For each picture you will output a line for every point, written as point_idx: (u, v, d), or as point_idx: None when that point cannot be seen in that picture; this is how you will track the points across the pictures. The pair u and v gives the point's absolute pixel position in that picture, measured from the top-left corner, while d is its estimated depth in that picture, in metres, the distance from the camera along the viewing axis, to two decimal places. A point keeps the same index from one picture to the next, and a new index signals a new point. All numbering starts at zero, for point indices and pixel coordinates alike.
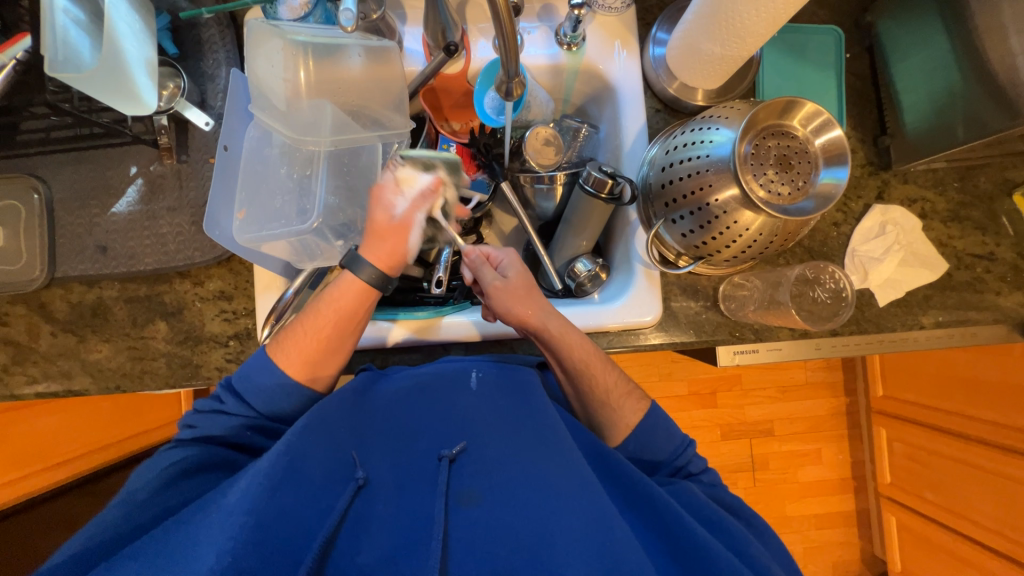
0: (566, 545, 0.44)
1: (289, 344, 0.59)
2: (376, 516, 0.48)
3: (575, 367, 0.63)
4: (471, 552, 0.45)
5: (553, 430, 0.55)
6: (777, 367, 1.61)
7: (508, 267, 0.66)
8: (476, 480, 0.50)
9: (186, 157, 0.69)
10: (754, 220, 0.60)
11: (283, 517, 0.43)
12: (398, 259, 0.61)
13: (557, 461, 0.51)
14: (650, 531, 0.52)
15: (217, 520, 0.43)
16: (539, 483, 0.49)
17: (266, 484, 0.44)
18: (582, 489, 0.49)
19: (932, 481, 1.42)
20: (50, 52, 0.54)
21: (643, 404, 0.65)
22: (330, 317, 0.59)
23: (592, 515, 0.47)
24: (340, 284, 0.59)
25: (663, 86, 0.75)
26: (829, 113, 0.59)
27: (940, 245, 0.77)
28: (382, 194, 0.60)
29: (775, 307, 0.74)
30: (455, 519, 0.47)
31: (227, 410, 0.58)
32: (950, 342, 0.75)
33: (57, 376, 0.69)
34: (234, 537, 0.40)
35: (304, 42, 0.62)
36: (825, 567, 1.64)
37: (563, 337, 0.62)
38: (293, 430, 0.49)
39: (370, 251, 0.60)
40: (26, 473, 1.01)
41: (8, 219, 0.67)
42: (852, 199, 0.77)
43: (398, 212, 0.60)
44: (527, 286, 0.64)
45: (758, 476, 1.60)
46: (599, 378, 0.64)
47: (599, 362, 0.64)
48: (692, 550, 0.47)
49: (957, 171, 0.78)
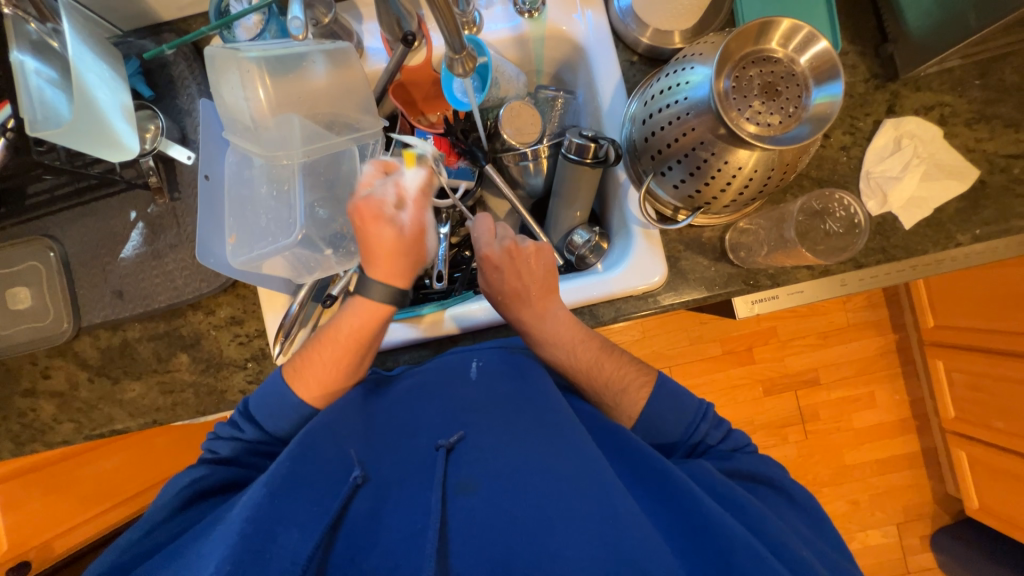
0: (565, 528, 0.44)
1: (306, 374, 0.59)
2: (375, 514, 0.48)
3: (577, 354, 0.64)
4: (468, 540, 0.45)
5: (556, 415, 0.54)
6: (814, 312, 1.53)
7: (490, 271, 0.63)
8: (473, 468, 0.50)
9: (178, 194, 0.71)
10: (748, 158, 0.56)
11: (281, 524, 0.44)
12: (399, 252, 0.58)
13: (557, 444, 0.51)
14: (657, 504, 0.50)
15: (221, 532, 0.44)
16: (540, 466, 0.49)
17: (265, 492, 0.46)
18: (582, 465, 0.48)
19: (1001, 408, 1.32)
20: (29, 113, 0.57)
21: (648, 384, 0.63)
22: (354, 344, 0.59)
23: (593, 490, 0.46)
24: (359, 309, 0.59)
25: (635, 36, 0.71)
26: (811, 26, 0.53)
27: (967, 151, 0.70)
28: (391, 181, 0.60)
29: (785, 247, 0.69)
30: (453, 507, 0.47)
31: (245, 438, 0.60)
32: (993, 257, 0.69)
33: (101, 420, 0.73)
34: (230, 545, 0.42)
35: (256, 58, 0.60)
36: (896, 513, 1.55)
37: (569, 331, 0.63)
38: (297, 438, 0.51)
39: (380, 269, 0.59)
40: (102, 509, 1.11)
41: (31, 281, 0.71)
42: (859, 118, 0.71)
43: (410, 191, 0.60)
44: (540, 283, 0.64)
45: (809, 428, 1.54)
46: (603, 368, 0.63)
47: (597, 348, 0.64)
48: (705, 526, 0.46)
49: (978, 66, 0.70)
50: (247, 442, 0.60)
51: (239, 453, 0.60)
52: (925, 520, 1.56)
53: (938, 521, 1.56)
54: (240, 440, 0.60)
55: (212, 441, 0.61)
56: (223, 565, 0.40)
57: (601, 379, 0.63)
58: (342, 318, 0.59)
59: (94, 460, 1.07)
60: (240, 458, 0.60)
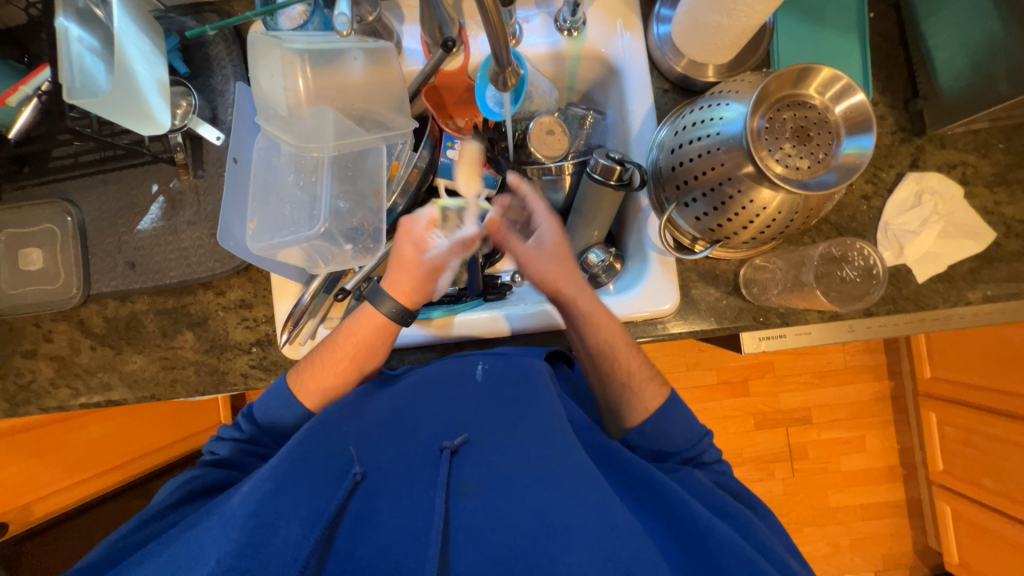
0: (567, 535, 0.44)
1: (307, 377, 0.61)
2: (374, 511, 0.48)
3: (599, 347, 0.62)
4: (468, 542, 0.45)
5: (556, 425, 0.54)
6: (813, 352, 1.54)
7: (526, 265, 0.66)
8: (476, 471, 0.50)
9: (201, 172, 0.72)
10: (772, 199, 0.56)
11: (281, 518, 0.45)
12: (421, 295, 0.63)
13: (558, 453, 0.51)
14: (653, 512, 0.50)
15: (220, 525, 0.44)
16: (542, 475, 0.49)
17: (268, 485, 0.46)
18: (584, 475, 0.49)
19: (991, 467, 1.33)
20: (68, 81, 0.57)
21: (661, 392, 0.62)
22: (354, 351, 0.61)
23: (593, 501, 0.46)
24: (365, 316, 0.61)
25: (670, 65, 0.72)
26: (849, 78, 0.54)
27: (985, 213, 0.71)
28: (461, 239, 0.64)
29: (800, 289, 0.70)
30: (455, 511, 0.48)
31: (241, 436, 0.61)
32: (1002, 319, 0.69)
33: (98, 388, 0.73)
34: (234, 539, 0.42)
35: (300, 49, 0.61)
36: (874, 560, 1.55)
37: (605, 320, 0.62)
38: (297, 436, 0.51)
39: (396, 286, 0.62)
40: (83, 477, 1.10)
41: (45, 243, 0.71)
42: (883, 169, 0.72)
43: (461, 250, 0.64)
44: (556, 253, 0.66)
45: (797, 466, 1.54)
46: (623, 362, 0.62)
47: (626, 346, 0.62)
48: (697, 532, 0.46)
49: (1004, 130, 0.71)
50: (243, 441, 0.61)
51: (236, 454, 0.60)
52: (902, 569, 1.56)
53: (915, 571, 1.56)
54: (237, 439, 0.61)
55: (213, 442, 0.61)
56: (224, 560, 0.41)
57: (620, 372, 0.62)
58: (352, 321, 0.62)
59: (82, 427, 1.05)
60: (236, 459, 0.60)
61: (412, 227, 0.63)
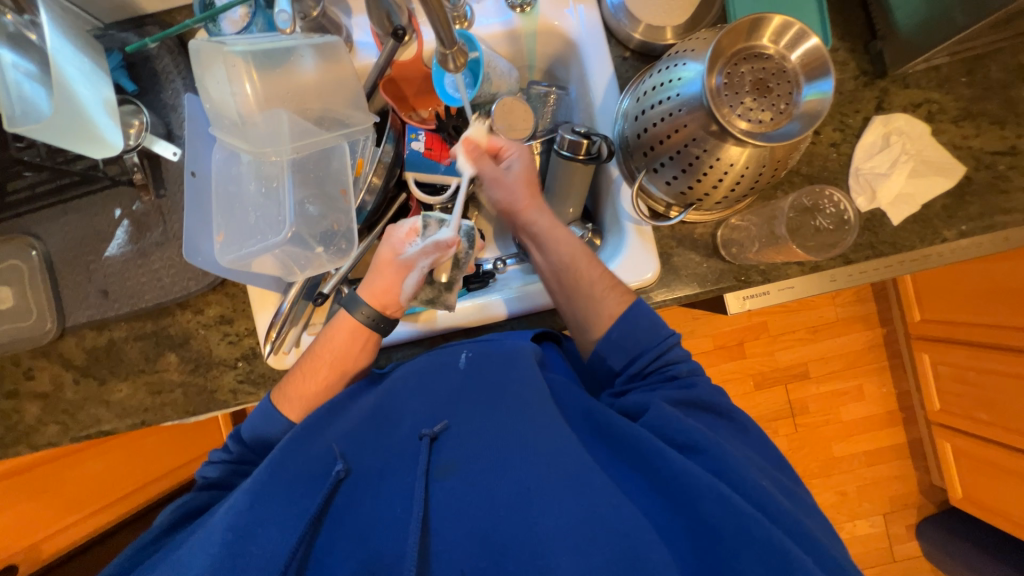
0: (542, 502, 0.47)
1: (289, 392, 0.60)
2: (354, 507, 0.50)
3: (561, 262, 0.63)
4: (447, 520, 0.47)
5: (531, 402, 0.54)
6: (804, 307, 1.55)
7: (491, 188, 0.66)
8: (455, 453, 0.51)
9: (163, 190, 0.70)
10: (740, 155, 0.56)
11: (261, 525, 0.47)
12: (393, 299, 0.61)
13: (535, 428, 0.52)
14: (631, 467, 0.51)
15: (203, 539, 0.46)
16: (519, 448, 0.50)
17: (246, 498, 0.48)
18: (557, 445, 0.50)
19: (985, 401, 1.36)
20: (7, 109, 0.55)
21: (627, 299, 0.60)
22: (332, 361, 0.60)
23: (571, 469, 0.49)
24: (341, 324, 0.60)
25: (627, 31, 0.71)
26: (801, 23, 0.54)
27: (953, 148, 0.71)
28: (435, 243, 0.60)
29: (775, 243, 0.72)
30: (435, 491, 0.50)
31: (230, 456, 0.60)
32: (980, 252, 0.70)
33: (87, 421, 0.72)
34: (212, 554, 0.44)
35: (242, 52, 0.59)
36: (882, 503, 1.58)
37: (565, 237, 0.64)
38: (279, 445, 0.53)
39: (367, 291, 0.61)
40: (91, 510, 1.10)
41: (12, 280, 0.70)
42: (849, 114, 0.71)
43: (435, 255, 0.61)
44: (521, 179, 0.65)
45: (799, 421, 1.56)
46: (583, 272, 0.61)
47: (585, 255, 0.63)
48: (670, 478, 0.47)
49: (964, 64, 0.71)
50: (232, 461, 0.60)
51: (225, 475, 0.59)
52: (911, 509, 1.59)
53: (923, 510, 1.60)
54: (227, 459, 0.60)
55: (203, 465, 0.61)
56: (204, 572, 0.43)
57: (582, 283, 0.61)
58: (327, 333, 0.61)
59: (79, 463, 1.04)
60: (226, 479, 0.60)
61: (395, 232, 0.62)
